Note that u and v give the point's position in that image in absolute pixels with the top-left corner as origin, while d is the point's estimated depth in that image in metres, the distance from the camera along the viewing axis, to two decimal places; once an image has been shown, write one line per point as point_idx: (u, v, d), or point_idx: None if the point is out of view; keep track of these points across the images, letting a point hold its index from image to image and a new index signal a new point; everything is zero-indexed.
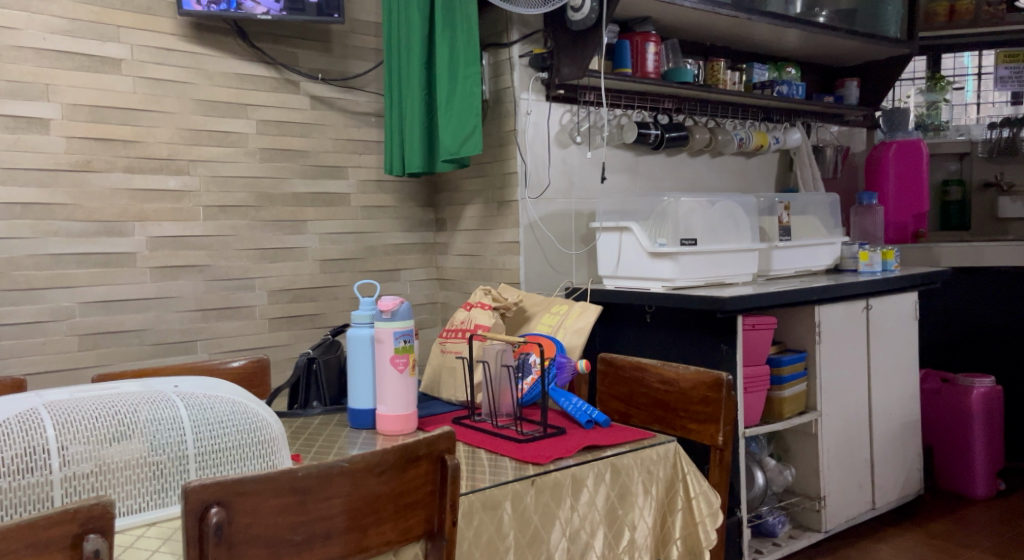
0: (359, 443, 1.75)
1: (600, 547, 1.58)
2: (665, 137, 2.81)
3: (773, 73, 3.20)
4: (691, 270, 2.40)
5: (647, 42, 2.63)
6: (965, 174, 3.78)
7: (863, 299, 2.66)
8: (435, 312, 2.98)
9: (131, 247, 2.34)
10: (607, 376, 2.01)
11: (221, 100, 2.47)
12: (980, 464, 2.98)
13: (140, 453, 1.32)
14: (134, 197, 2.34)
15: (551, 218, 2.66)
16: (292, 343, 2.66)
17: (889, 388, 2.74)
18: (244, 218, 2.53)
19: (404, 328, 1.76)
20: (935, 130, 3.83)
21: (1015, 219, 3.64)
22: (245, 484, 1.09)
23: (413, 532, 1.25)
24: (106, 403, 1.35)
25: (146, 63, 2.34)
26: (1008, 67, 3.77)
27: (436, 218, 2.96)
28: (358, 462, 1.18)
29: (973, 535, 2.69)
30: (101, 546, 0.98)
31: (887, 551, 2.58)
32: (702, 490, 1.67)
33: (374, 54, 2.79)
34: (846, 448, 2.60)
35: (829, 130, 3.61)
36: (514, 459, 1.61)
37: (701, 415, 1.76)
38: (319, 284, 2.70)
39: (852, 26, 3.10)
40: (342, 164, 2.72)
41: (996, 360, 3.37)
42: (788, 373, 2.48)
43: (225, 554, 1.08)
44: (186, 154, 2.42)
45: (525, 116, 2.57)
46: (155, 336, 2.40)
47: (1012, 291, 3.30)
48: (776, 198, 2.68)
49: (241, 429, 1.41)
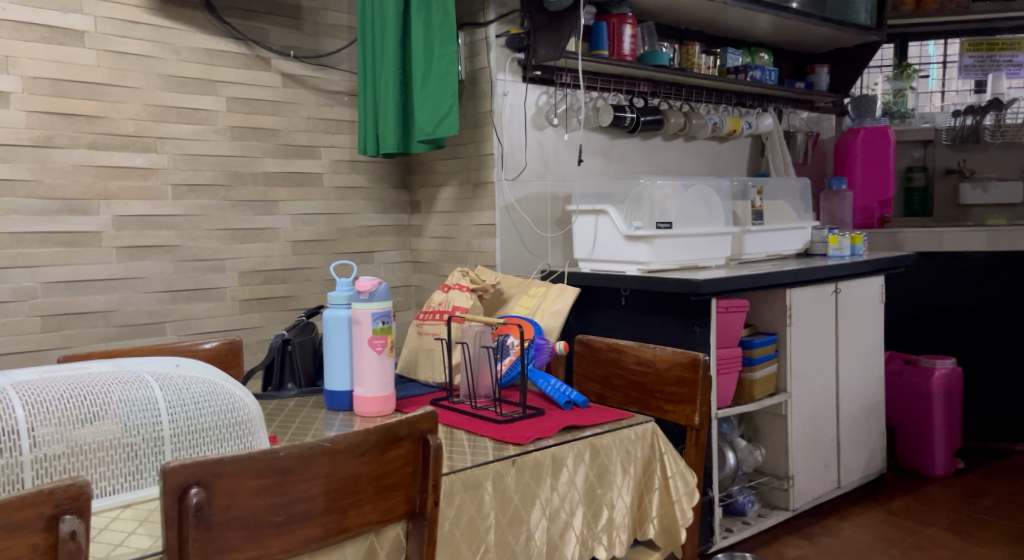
0: (336, 425, 1.74)
1: (578, 526, 1.59)
2: (641, 121, 2.83)
3: (746, 58, 3.23)
4: (665, 254, 2.42)
5: (624, 25, 2.62)
6: (929, 161, 3.87)
7: (832, 283, 2.71)
8: (409, 295, 2.96)
9: (96, 226, 2.28)
10: (584, 358, 2.01)
11: (189, 76, 2.41)
12: (939, 444, 3.06)
13: (113, 434, 1.29)
14: (98, 174, 2.28)
15: (526, 201, 2.66)
16: (263, 326, 2.62)
17: (855, 370, 2.80)
18: (214, 197, 2.48)
19: (382, 309, 1.74)
20: (901, 117, 3.89)
21: (975, 206, 3.76)
22: (225, 465, 1.08)
23: (394, 513, 1.24)
24: (77, 384, 1.32)
25: (110, 36, 2.27)
26: (971, 56, 3.90)
27: (410, 201, 2.93)
28: (339, 442, 1.17)
29: (933, 512, 2.77)
30: (77, 527, 0.96)
31: (851, 528, 2.64)
32: (679, 470, 1.69)
33: (347, 31, 2.75)
34: (813, 429, 2.65)
35: (800, 116, 3.64)
36: (494, 440, 1.61)
37: (677, 396, 1.78)
38: (291, 266, 2.66)
39: (822, 11, 3.12)
40: (315, 144, 2.68)
41: (955, 342, 3.47)
42: (759, 356, 2.52)
43: (205, 536, 1.07)
44: (154, 131, 2.36)
45: (501, 97, 2.56)
46: (121, 317, 2.34)
47: (972, 274, 3.40)
48: (749, 182, 2.70)
49: (217, 410, 1.39)
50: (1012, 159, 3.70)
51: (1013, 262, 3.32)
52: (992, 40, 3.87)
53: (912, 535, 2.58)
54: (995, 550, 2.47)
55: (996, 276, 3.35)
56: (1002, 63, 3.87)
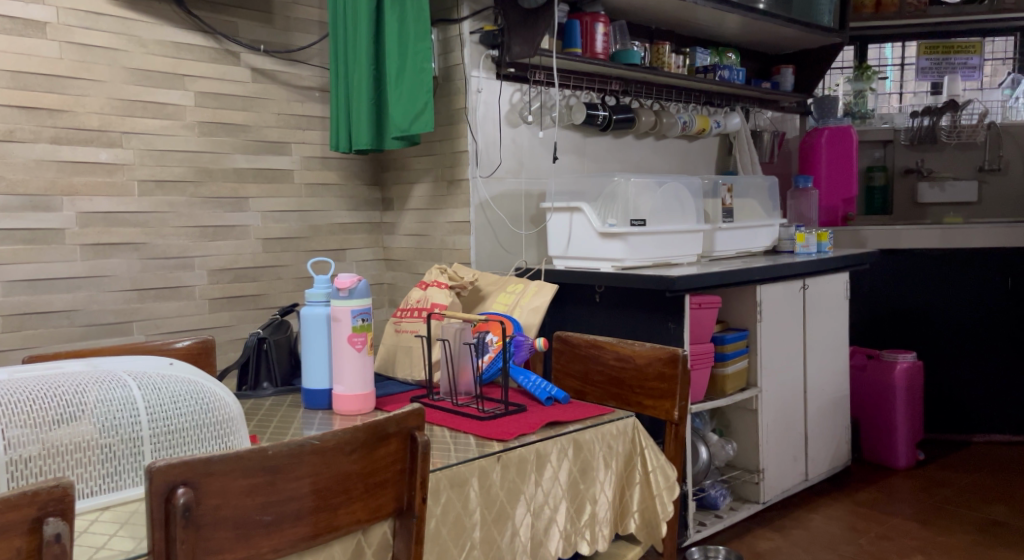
0: (315, 424, 1.70)
1: (562, 522, 1.58)
2: (613, 119, 2.86)
3: (714, 57, 3.28)
4: (639, 251, 2.44)
5: (596, 23, 2.65)
6: (888, 161, 4.01)
7: (800, 279, 2.76)
8: (382, 293, 2.94)
9: (59, 223, 2.21)
10: (563, 354, 2.01)
11: (156, 69, 2.36)
12: (900, 436, 3.14)
13: (90, 435, 1.23)
14: (62, 169, 2.21)
15: (501, 198, 2.66)
16: (234, 325, 2.58)
17: (821, 364, 2.86)
18: (183, 194, 2.43)
19: (361, 306, 1.71)
20: (862, 118, 4.01)
21: (932, 205, 3.93)
22: (213, 464, 1.03)
23: (383, 511, 1.20)
24: (51, 383, 1.26)
25: (73, 27, 2.20)
26: (928, 58, 4.10)
27: (382, 198, 2.92)
28: (329, 439, 1.13)
29: (897, 502, 2.84)
30: (62, 529, 0.92)
31: (820, 520, 2.70)
32: (659, 464, 1.69)
33: (318, 27, 2.72)
34: (782, 423, 2.71)
35: (765, 115, 3.70)
36: (477, 437, 1.59)
37: (657, 391, 1.78)
38: (262, 264, 2.62)
39: (789, 13, 3.19)
40: (286, 140, 2.65)
41: (913, 337, 3.57)
42: (731, 351, 2.56)
43: (193, 538, 1.02)
44: (120, 125, 2.30)
45: (475, 94, 2.55)
46: (86, 317, 2.27)
47: (929, 272, 3.51)
48: (719, 180, 2.74)
49: (196, 409, 1.34)
50: (965, 158, 3.89)
51: (966, 258, 3.46)
52: (949, 43, 4.08)
53: (878, 525, 2.65)
54: (959, 539, 2.54)
55: (953, 272, 3.48)
56: (957, 65, 4.08)
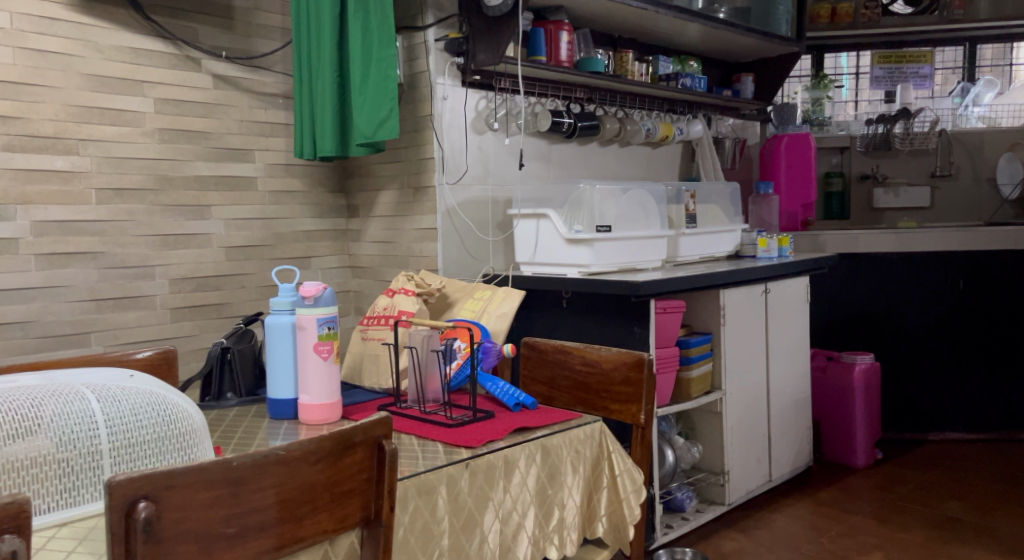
0: (281, 434, 1.69)
1: (531, 528, 1.58)
2: (577, 127, 2.89)
3: (676, 66, 3.32)
4: (605, 256, 2.46)
5: (560, 31, 2.67)
6: (845, 167, 4.07)
7: (762, 283, 2.81)
8: (348, 300, 2.92)
9: (12, 232, 2.16)
10: (529, 360, 2.01)
11: (113, 75, 2.32)
12: (858, 436, 3.21)
13: (46, 450, 1.20)
14: (16, 178, 2.16)
15: (467, 204, 2.66)
16: (196, 334, 2.54)
17: (783, 367, 2.91)
18: (142, 202, 2.39)
19: (327, 314, 1.69)
20: (819, 125, 4.10)
21: (887, 210, 4.04)
22: (176, 476, 1.02)
23: (350, 520, 1.19)
24: (6, 397, 1.22)
25: (27, 33, 2.16)
26: (882, 67, 4.20)
27: (347, 205, 2.90)
28: (294, 449, 1.12)
29: (856, 501, 2.89)
30: (17, 547, 0.89)
31: (782, 520, 2.74)
32: (626, 468, 1.70)
33: (280, 33, 2.70)
34: (746, 425, 2.74)
35: (727, 123, 3.77)
36: (444, 444, 1.59)
37: (623, 395, 1.79)
38: (225, 272, 2.59)
39: (747, 22, 3.25)
40: (248, 147, 2.62)
41: (872, 339, 3.65)
42: (696, 354, 2.59)
43: (153, 552, 1.00)
44: (76, 132, 2.25)
45: (440, 101, 2.56)
46: (42, 328, 2.22)
47: (885, 275, 3.59)
48: (682, 187, 2.77)
49: (157, 421, 1.31)
50: (919, 164, 4.00)
51: (920, 262, 3.55)
52: (901, 52, 4.19)
53: (838, 523, 2.70)
54: (916, 535, 2.60)
55: (908, 276, 3.57)
56: (909, 74, 4.19)
